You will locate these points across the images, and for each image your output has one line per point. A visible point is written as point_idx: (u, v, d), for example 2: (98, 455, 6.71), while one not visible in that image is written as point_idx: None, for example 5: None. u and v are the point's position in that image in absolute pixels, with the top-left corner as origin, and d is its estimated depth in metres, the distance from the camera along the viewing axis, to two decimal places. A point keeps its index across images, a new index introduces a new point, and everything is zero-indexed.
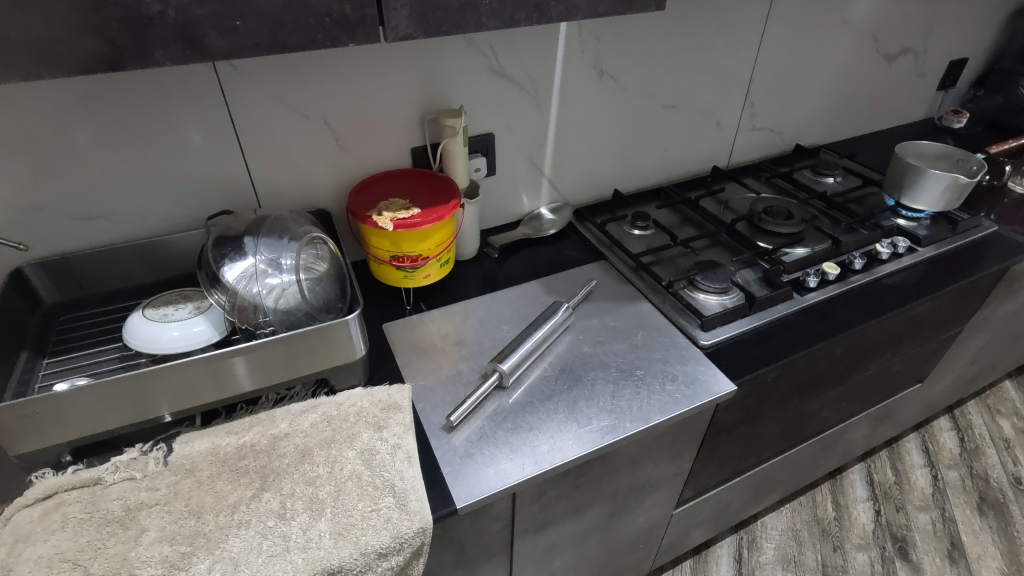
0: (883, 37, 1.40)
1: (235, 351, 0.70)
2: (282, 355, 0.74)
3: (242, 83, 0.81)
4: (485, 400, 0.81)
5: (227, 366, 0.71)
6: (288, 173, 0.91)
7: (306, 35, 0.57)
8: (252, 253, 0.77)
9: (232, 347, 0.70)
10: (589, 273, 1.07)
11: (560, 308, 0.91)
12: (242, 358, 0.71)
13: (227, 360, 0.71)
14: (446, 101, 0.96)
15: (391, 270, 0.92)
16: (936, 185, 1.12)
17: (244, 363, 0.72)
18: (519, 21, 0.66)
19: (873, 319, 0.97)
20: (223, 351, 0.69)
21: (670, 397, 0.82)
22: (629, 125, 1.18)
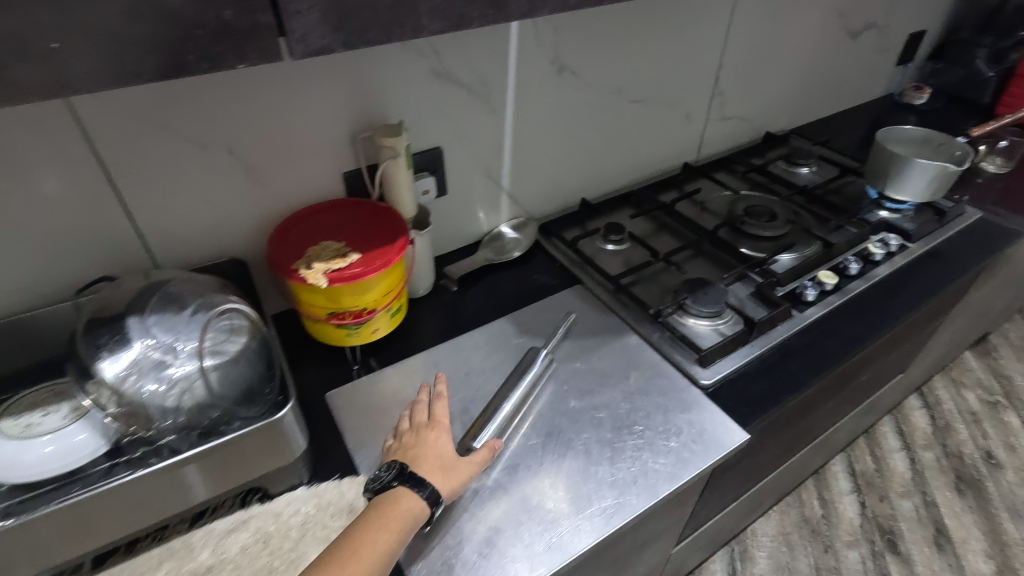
0: (850, 12, 1.31)
1: (183, 461, 0.55)
2: (239, 456, 0.58)
3: (107, 109, 0.61)
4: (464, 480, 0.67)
5: (155, 487, 0.55)
6: (186, 218, 0.72)
7: (169, 57, 0.39)
8: (140, 338, 0.58)
9: (182, 455, 0.55)
10: (565, 304, 0.92)
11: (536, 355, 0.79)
12: (196, 464, 0.56)
13: (177, 470, 0.55)
14: (382, 115, 0.79)
15: (330, 328, 0.76)
16: (923, 174, 1.05)
17: (179, 479, 0.56)
18: (470, 20, 0.50)
19: (878, 333, 0.88)
20: (172, 462, 0.54)
21: (678, 459, 0.70)
22: (594, 125, 1.04)
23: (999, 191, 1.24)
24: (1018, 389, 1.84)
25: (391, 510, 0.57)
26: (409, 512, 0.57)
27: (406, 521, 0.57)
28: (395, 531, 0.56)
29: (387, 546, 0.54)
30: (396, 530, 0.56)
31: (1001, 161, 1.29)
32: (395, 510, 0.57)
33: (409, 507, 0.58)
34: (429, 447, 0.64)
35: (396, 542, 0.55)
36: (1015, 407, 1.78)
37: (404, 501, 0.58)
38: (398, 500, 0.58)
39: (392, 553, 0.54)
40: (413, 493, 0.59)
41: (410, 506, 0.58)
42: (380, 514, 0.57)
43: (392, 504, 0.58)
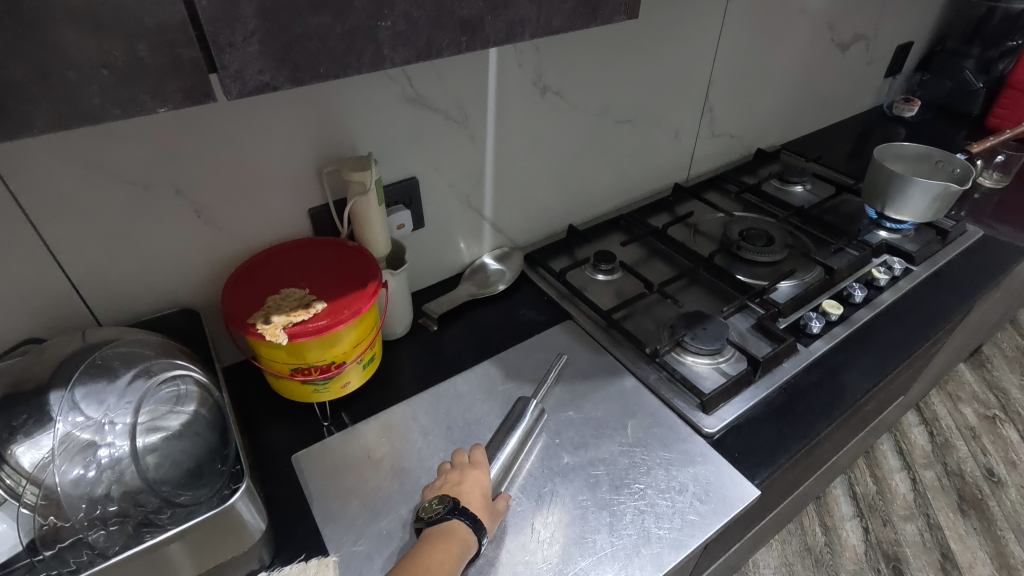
0: (839, 24, 1.27)
1: (170, 538, 0.47)
2: (216, 538, 0.51)
3: (28, 149, 0.53)
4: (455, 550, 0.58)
5: (136, 570, 0.47)
6: (128, 266, 0.64)
7: (66, 102, 0.32)
8: (62, 417, 0.50)
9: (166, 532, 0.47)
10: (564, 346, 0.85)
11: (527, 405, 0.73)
12: (180, 542, 0.48)
13: (161, 549, 0.47)
14: (349, 146, 0.72)
15: (295, 384, 0.68)
16: (924, 193, 1.00)
17: (154, 560, 0.48)
18: (440, 48, 0.43)
19: (889, 367, 0.83)
20: (157, 540, 0.46)
21: (685, 522, 0.63)
22: (580, 148, 0.98)
23: (996, 206, 1.20)
24: (1014, 402, 1.81)
25: (449, 540, 0.55)
26: (463, 550, 0.56)
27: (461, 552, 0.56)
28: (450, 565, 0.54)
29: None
30: (452, 563, 0.54)
31: (997, 176, 1.26)
32: (452, 544, 0.55)
33: (465, 542, 0.56)
34: (476, 484, 0.62)
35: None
36: (1013, 421, 1.75)
37: (460, 536, 0.56)
38: (456, 532, 0.56)
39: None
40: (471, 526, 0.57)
41: (464, 542, 0.56)
42: (436, 548, 0.55)
43: (448, 534, 0.56)
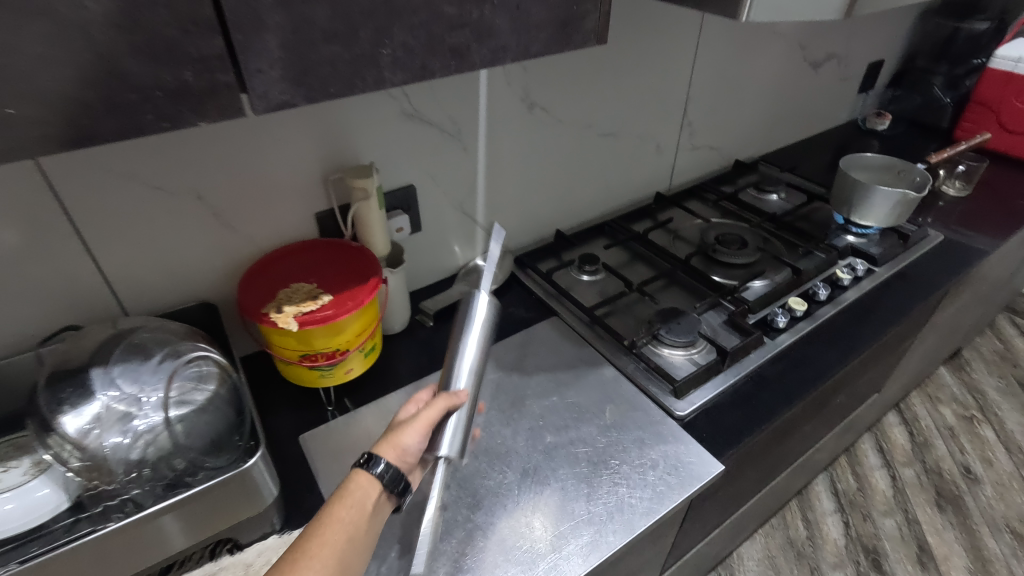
0: (811, 44, 1.36)
1: (159, 512, 0.54)
2: (216, 508, 0.58)
3: (72, 160, 0.61)
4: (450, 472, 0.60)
5: (134, 538, 0.55)
6: (154, 263, 0.72)
7: (125, 118, 0.39)
8: (103, 391, 0.57)
9: (157, 506, 0.54)
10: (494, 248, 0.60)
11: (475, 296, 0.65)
12: (172, 514, 0.55)
13: (155, 520, 0.55)
14: (352, 156, 0.79)
15: (302, 370, 0.75)
16: (885, 200, 1.08)
17: (155, 529, 0.56)
18: (432, 71, 0.51)
19: (848, 358, 0.90)
20: (150, 512, 0.53)
21: (654, 493, 0.70)
22: (566, 158, 1.06)
23: (959, 212, 1.28)
24: (991, 403, 1.87)
25: (352, 487, 0.53)
26: (365, 492, 0.54)
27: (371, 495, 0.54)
28: (359, 510, 0.52)
29: (353, 525, 0.51)
30: (359, 509, 0.52)
31: (960, 184, 1.34)
32: (357, 490, 0.53)
33: (368, 484, 0.54)
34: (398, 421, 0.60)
35: (361, 520, 0.52)
36: (990, 421, 1.81)
37: (358, 481, 0.54)
38: (355, 477, 0.54)
39: (359, 532, 0.51)
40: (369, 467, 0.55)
41: (366, 485, 0.54)
42: (337, 496, 0.53)
43: (351, 483, 0.54)
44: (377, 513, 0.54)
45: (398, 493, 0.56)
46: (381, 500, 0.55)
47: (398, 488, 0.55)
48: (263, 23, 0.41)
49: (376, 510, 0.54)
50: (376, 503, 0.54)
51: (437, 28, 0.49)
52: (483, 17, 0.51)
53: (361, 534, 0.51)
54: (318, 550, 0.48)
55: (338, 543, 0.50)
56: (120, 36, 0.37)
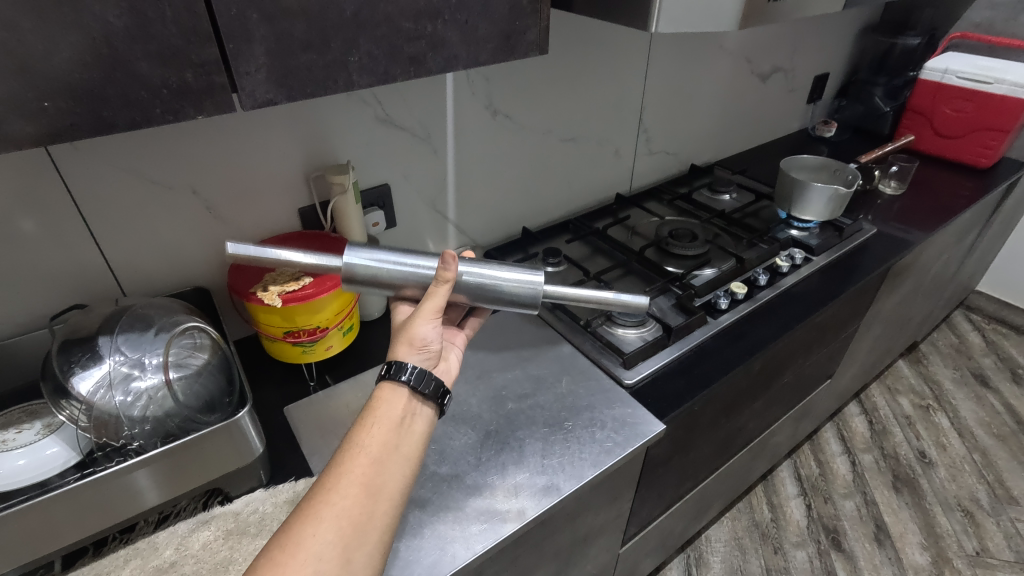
0: (758, 58, 1.48)
1: (134, 466, 0.61)
2: (194, 462, 0.65)
3: (82, 158, 0.70)
4: (518, 298, 0.68)
5: (111, 491, 0.62)
6: (152, 252, 0.80)
7: (138, 111, 0.49)
8: (109, 356, 0.65)
9: (132, 460, 0.61)
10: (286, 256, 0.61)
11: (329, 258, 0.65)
12: (145, 470, 0.62)
13: (129, 475, 0.62)
14: (332, 157, 0.89)
15: (286, 346, 0.84)
16: (820, 196, 1.19)
17: (131, 483, 0.63)
18: (394, 76, 0.61)
19: (782, 334, 1.00)
20: (123, 465, 0.60)
21: (602, 448, 0.79)
22: (529, 161, 1.16)
23: (895, 209, 1.40)
24: (946, 393, 1.98)
25: (374, 417, 0.57)
26: (393, 406, 0.58)
27: (390, 422, 0.57)
28: (381, 436, 0.56)
29: (374, 452, 0.55)
30: (381, 436, 0.56)
31: (895, 184, 1.46)
32: (379, 419, 0.57)
33: (392, 406, 0.58)
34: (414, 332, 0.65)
35: (386, 443, 0.56)
36: (944, 410, 1.92)
37: (387, 402, 0.58)
38: (379, 404, 0.58)
39: (384, 454, 0.55)
40: (393, 388, 0.59)
41: (394, 403, 0.58)
42: (360, 427, 0.57)
43: (373, 413, 0.58)
44: (407, 431, 0.58)
45: (436, 395, 0.61)
46: (406, 419, 0.58)
47: (434, 395, 0.60)
48: (251, 35, 0.51)
49: (403, 428, 0.58)
50: (399, 426, 0.58)
51: (397, 39, 0.59)
52: (437, 31, 0.61)
53: (387, 457, 0.55)
54: (340, 482, 0.52)
55: (360, 470, 0.53)
56: (136, 45, 0.46)
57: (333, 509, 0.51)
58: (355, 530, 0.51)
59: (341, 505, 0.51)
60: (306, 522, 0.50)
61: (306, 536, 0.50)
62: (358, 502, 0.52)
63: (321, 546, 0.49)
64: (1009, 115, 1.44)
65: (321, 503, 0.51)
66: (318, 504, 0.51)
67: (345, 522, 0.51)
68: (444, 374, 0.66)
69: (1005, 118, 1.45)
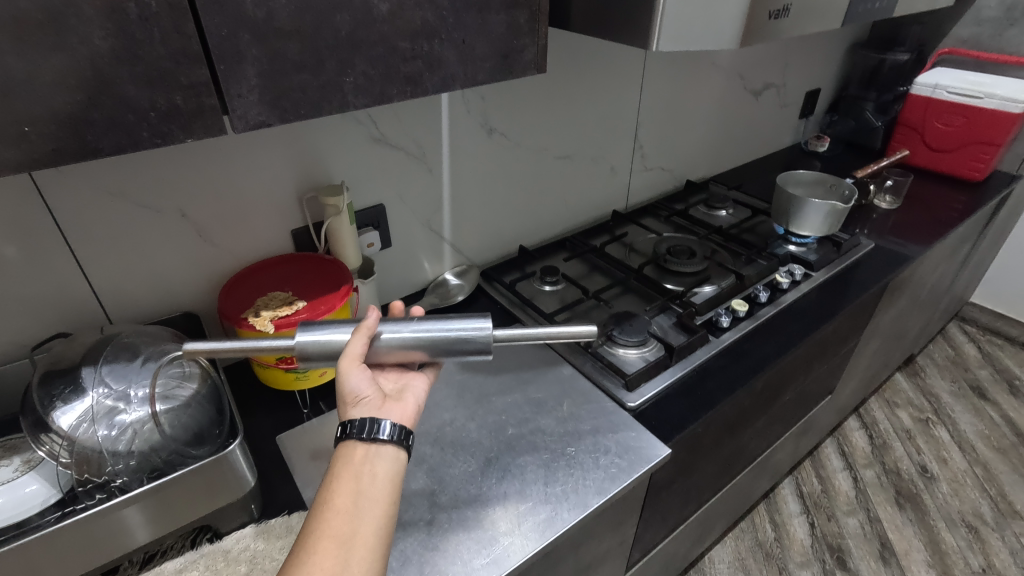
0: (750, 74, 1.48)
1: (126, 501, 0.58)
2: (183, 498, 0.62)
3: (66, 182, 0.67)
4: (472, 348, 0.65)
5: (98, 530, 0.59)
6: (140, 277, 0.78)
7: (125, 135, 0.47)
8: (93, 388, 0.62)
9: (122, 497, 0.58)
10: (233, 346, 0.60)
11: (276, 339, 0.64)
12: (136, 506, 0.60)
13: (119, 511, 0.59)
14: (325, 178, 0.87)
15: (279, 373, 0.82)
16: (817, 212, 1.19)
17: (121, 520, 0.60)
18: (390, 96, 0.60)
19: (785, 352, 0.99)
20: (113, 502, 0.57)
21: (607, 474, 0.76)
22: (525, 179, 1.15)
23: (892, 223, 1.40)
24: (944, 405, 1.97)
25: (337, 471, 0.55)
26: (349, 457, 0.56)
27: (354, 472, 0.55)
28: (346, 488, 0.54)
29: (341, 506, 0.52)
30: (345, 487, 0.54)
31: (889, 199, 1.47)
32: (338, 474, 0.55)
33: (350, 457, 0.56)
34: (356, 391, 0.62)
35: (352, 493, 0.53)
36: (944, 423, 1.90)
37: (346, 455, 0.56)
38: (341, 458, 0.56)
39: (350, 506, 0.52)
40: (348, 441, 0.57)
41: (352, 455, 0.56)
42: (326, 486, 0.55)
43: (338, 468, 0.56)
44: (371, 474, 0.55)
45: (400, 437, 0.58)
46: (370, 464, 0.56)
47: (397, 437, 0.57)
48: (243, 56, 0.49)
49: (371, 475, 0.55)
50: (365, 472, 0.55)
51: (393, 59, 0.58)
52: (433, 51, 0.60)
53: (352, 507, 0.52)
54: (309, 545, 0.50)
55: (327, 528, 0.51)
56: (122, 67, 0.44)
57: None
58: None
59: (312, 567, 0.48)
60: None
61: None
62: (330, 562, 0.49)
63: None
64: (1000, 129, 1.45)
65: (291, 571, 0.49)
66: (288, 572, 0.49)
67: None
68: (398, 411, 0.61)
69: (997, 132, 1.46)
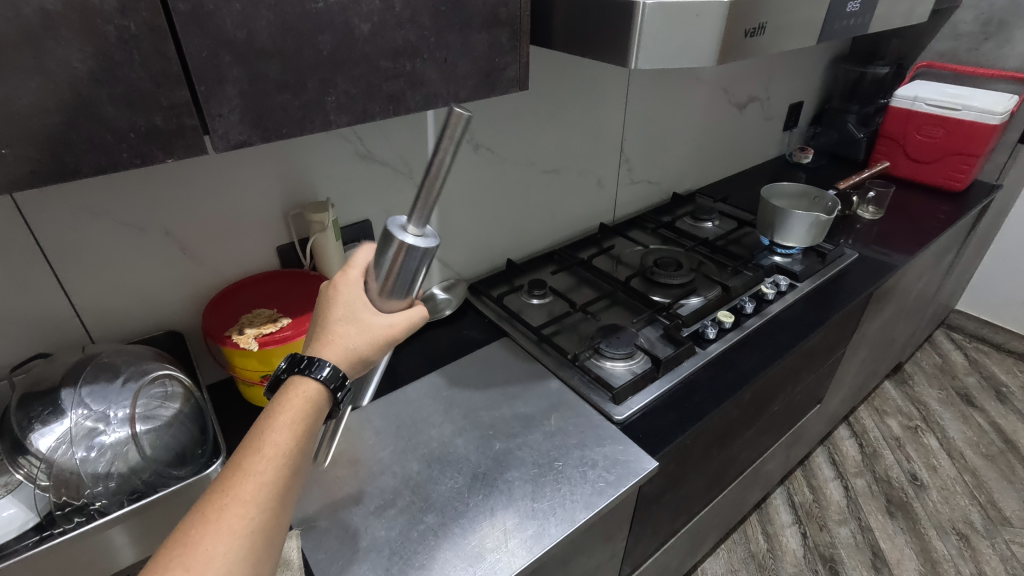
0: (734, 88, 1.50)
1: (113, 521, 0.59)
2: (165, 518, 0.63)
3: (48, 202, 0.67)
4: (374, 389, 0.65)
5: (84, 546, 0.60)
6: (124, 296, 0.77)
7: (105, 155, 0.47)
8: (72, 410, 0.61)
9: (109, 517, 0.59)
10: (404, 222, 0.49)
11: (400, 228, 0.49)
12: (124, 524, 0.61)
13: (106, 530, 0.60)
14: (311, 195, 0.88)
15: (264, 391, 0.82)
16: (801, 223, 1.20)
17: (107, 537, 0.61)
18: (373, 114, 0.60)
19: (771, 363, 0.99)
20: (99, 523, 0.58)
21: (594, 488, 0.76)
22: (513, 193, 1.16)
23: (876, 233, 1.41)
24: (933, 413, 1.98)
25: (283, 404, 0.51)
26: (300, 398, 0.51)
27: (303, 410, 0.51)
28: (294, 428, 0.50)
29: (289, 451, 0.49)
30: (296, 428, 0.50)
31: (873, 209, 1.48)
32: (283, 414, 0.50)
33: (301, 397, 0.51)
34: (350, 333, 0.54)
35: (300, 436, 0.50)
36: (933, 430, 1.91)
37: (298, 388, 0.52)
38: (290, 392, 0.51)
39: (297, 453, 0.49)
40: (305, 377, 0.52)
41: (303, 395, 0.51)
42: (266, 416, 0.50)
43: (284, 399, 0.51)
44: (314, 423, 0.52)
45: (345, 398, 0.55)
46: (314, 410, 0.52)
47: (336, 386, 0.52)
48: (224, 76, 0.50)
49: (312, 423, 0.52)
50: (313, 413, 0.52)
51: (375, 78, 0.58)
52: (416, 69, 0.61)
53: (293, 456, 0.49)
54: (250, 486, 0.46)
55: (274, 473, 0.48)
56: (101, 89, 0.45)
57: (244, 522, 0.45)
58: (264, 539, 0.46)
59: (249, 512, 0.46)
60: (205, 534, 0.44)
61: (208, 551, 0.44)
62: (269, 511, 0.47)
63: (229, 562, 0.44)
64: (979, 140, 1.48)
65: (226, 510, 0.45)
66: (221, 509, 0.45)
67: (255, 534, 0.46)
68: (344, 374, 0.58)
69: (976, 143, 1.49)
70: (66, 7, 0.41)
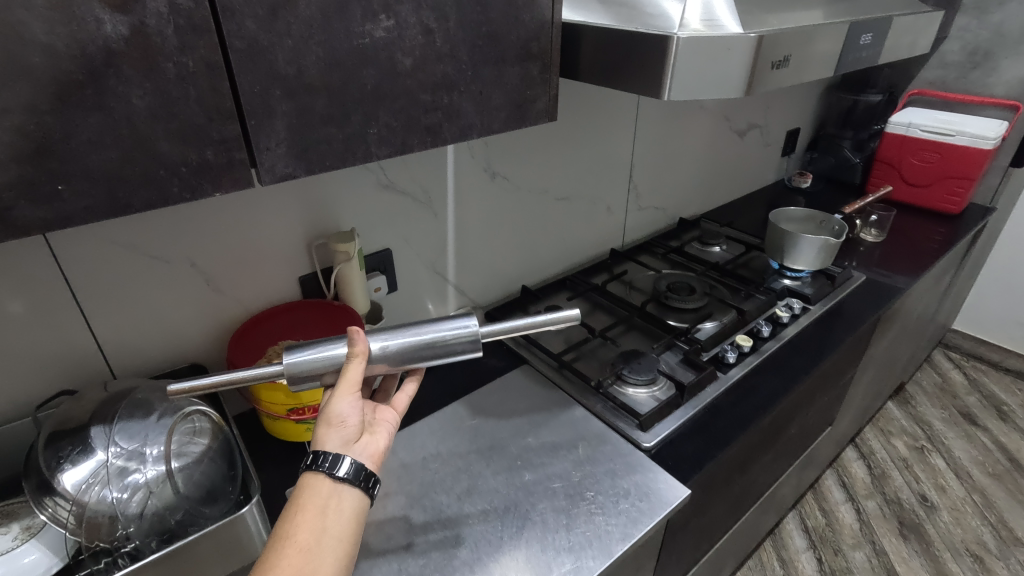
0: (735, 116, 1.54)
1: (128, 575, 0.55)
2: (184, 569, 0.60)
3: (79, 237, 0.67)
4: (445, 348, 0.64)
5: None
6: (148, 331, 0.76)
7: (156, 190, 0.47)
8: (103, 448, 0.60)
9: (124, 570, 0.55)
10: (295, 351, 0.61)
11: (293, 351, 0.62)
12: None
13: None
14: (334, 225, 0.88)
15: (289, 425, 0.80)
16: (810, 246, 1.22)
17: None
18: (411, 146, 0.61)
19: (792, 386, 1.00)
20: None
21: (628, 517, 0.75)
22: (527, 220, 1.16)
23: (880, 255, 1.44)
24: (937, 432, 1.99)
25: (302, 505, 0.55)
26: (317, 492, 0.56)
27: (322, 506, 0.55)
28: (314, 525, 0.54)
29: (309, 544, 0.52)
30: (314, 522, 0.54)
31: (875, 232, 1.51)
32: (302, 509, 0.55)
33: (316, 490, 0.56)
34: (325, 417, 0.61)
35: (314, 530, 0.53)
36: (939, 450, 1.92)
37: (310, 488, 0.56)
38: (304, 488, 0.56)
39: (313, 544, 0.52)
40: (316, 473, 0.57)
41: (317, 489, 0.56)
42: (288, 518, 0.54)
43: (301, 498, 0.55)
44: (335, 512, 0.56)
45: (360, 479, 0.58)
46: (329, 498, 0.56)
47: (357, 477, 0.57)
48: (273, 110, 0.50)
49: (331, 512, 0.55)
50: (330, 506, 0.56)
51: (415, 111, 0.59)
52: (453, 102, 0.62)
53: (314, 544, 0.52)
54: None
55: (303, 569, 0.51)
56: (156, 124, 0.44)
57: None
58: None
59: None
60: None
61: None
62: None
63: None
64: (973, 164, 1.52)
65: None
66: None
67: None
68: (368, 449, 0.61)
69: (971, 167, 1.53)
70: (129, 44, 0.41)
